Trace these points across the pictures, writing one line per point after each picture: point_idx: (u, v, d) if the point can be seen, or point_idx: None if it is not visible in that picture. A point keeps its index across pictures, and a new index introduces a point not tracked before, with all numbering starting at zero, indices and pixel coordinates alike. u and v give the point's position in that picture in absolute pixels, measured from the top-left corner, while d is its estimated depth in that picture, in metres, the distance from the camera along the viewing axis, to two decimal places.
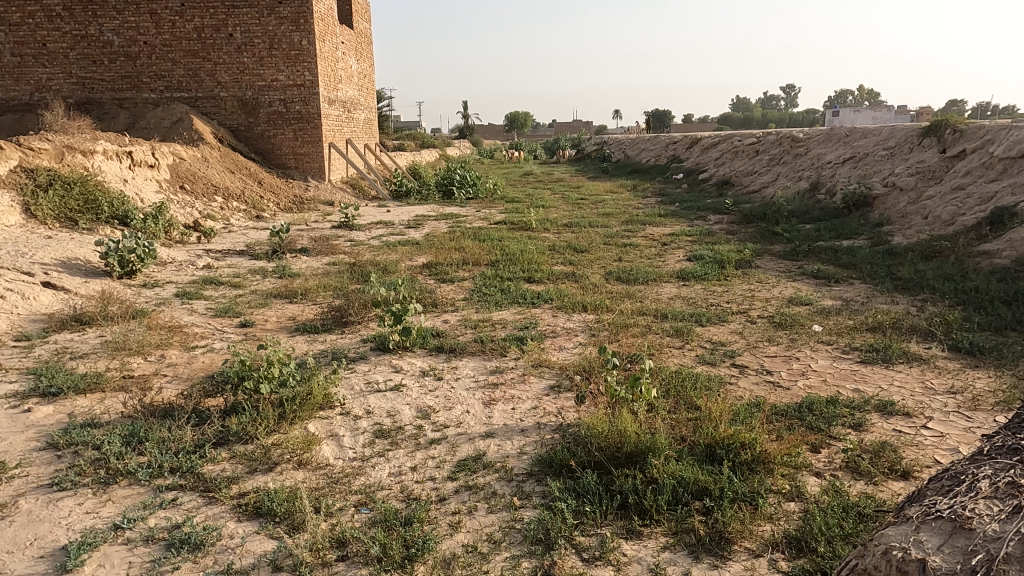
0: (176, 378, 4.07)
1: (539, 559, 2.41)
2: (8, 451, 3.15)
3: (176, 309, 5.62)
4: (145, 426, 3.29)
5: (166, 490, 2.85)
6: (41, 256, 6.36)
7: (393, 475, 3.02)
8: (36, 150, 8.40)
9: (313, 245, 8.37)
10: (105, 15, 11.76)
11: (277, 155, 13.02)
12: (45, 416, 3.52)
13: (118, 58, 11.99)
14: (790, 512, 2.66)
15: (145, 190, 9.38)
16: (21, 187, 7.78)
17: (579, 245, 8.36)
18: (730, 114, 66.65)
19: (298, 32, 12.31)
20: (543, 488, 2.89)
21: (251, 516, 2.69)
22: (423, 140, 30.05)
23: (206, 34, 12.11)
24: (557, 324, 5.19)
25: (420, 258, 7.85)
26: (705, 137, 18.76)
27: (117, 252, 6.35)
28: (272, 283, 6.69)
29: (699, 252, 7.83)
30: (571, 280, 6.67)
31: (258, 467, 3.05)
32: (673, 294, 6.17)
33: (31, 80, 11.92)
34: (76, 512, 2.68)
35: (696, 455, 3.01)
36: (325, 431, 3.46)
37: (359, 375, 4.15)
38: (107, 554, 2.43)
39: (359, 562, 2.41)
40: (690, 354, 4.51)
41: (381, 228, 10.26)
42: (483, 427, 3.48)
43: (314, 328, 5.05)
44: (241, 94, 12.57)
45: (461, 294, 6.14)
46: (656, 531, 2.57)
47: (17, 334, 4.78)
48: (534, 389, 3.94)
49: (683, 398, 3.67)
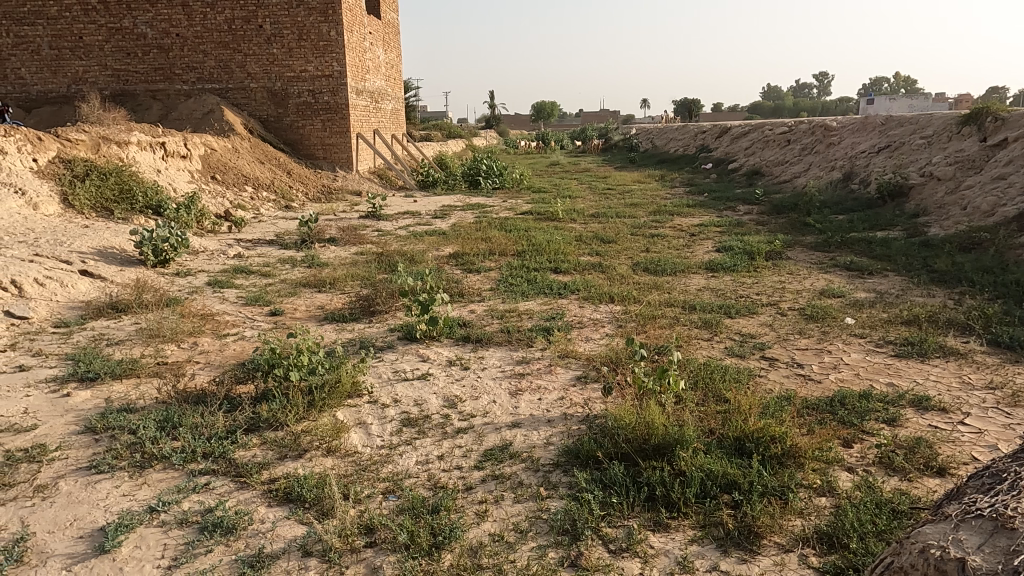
0: (208, 365, 4.16)
1: (565, 550, 2.41)
2: (49, 434, 3.25)
3: (207, 298, 5.72)
4: (178, 411, 3.37)
5: (198, 474, 2.91)
6: (79, 245, 6.53)
7: (420, 463, 3.04)
8: (73, 142, 8.63)
9: (341, 235, 8.45)
10: (139, 7, 11.95)
11: (306, 145, 13.15)
12: (83, 400, 3.62)
13: (151, 50, 12.22)
14: (821, 507, 2.62)
15: (178, 180, 9.56)
16: (60, 177, 8.00)
17: (606, 236, 8.32)
18: (762, 103, 65.25)
19: (326, 23, 12.34)
20: (569, 478, 2.89)
21: (281, 501, 2.73)
22: (450, 130, 30.03)
23: (236, 26, 12.24)
24: (583, 315, 5.17)
25: (446, 248, 7.86)
26: (735, 126, 18.46)
27: (151, 241, 6.49)
28: (300, 273, 6.77)
29: (728, 243, 7.74)
30: (597, 270, 6.63)
31: (287, 454, 3.09)
32: (701, 284, 6.12)
33: (68, 72, 12.20)
34: (113, 495, 2.76)
35: (724, 448, 2.97)
36: (353, 419, 3.50)
37: (387, 364, 4.19)
38: (143, 536, 2.49)
39: (387, 549, 2.43)
40: (719, 346, 4.47)
41: (406, 218, 10.29)
42: (510, 417, 3.48)
43: (342, 316, 5.10)
44: (270, 85, 12.68)
45: (486, 284, 6.13)
46: (683, 524, 2.55)
47: (56, 320, 4.92)
48: (560, 379, 3.93)
49: (711, 391, 3.63)
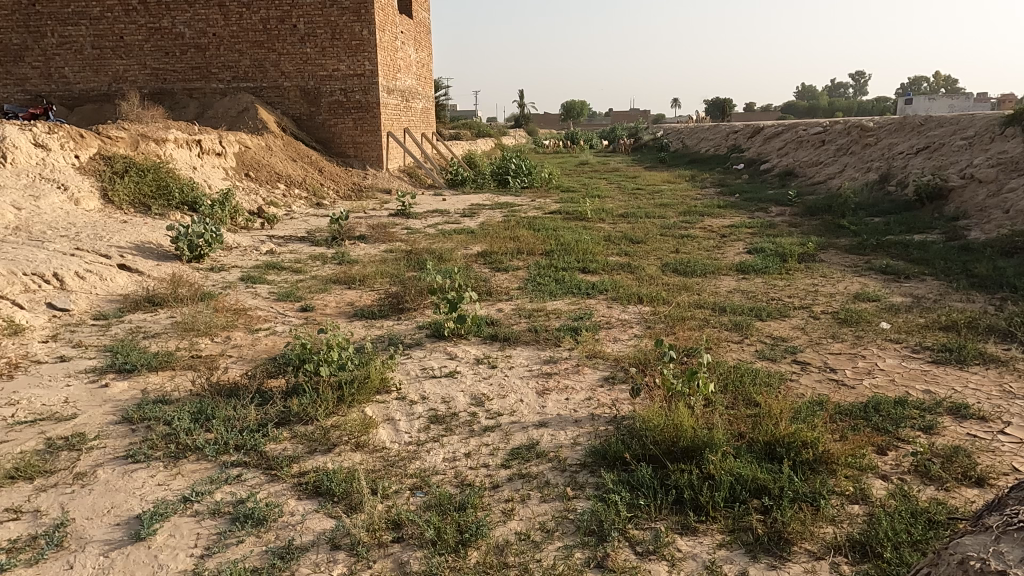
0: (240, 359, 4.24)
1: (592, 550, 2.40)
2: (89, 423, 3.34)
3: (240, 293, 5.83)
4: (212, 404, 3.45)
5: (231, 466, 2.96)
6: (118, 239, 6.70)
7: (447, 460, 3.06)
8: (113, 139, 8.86)
9: (371, 232, 8.54)
10: (177, 7, 12.22)
11: (337, 144, 13.29)
12: (121, 391, 3.72)
13: (189, 50, 12.47)
14: (853, 515, 2.57)
15: (213, 177, 9.75)
16: (100, 173, 8.22)
17: (634, 236, 8.28)
18: (796, 102, 64.15)
19: (359, 22, 12.44)
20: (596, 479, 2.87)
21: (311, 495, 2.77)
22: (480, 129, 30.10)
23: (271, 25, 12.43)
24: (611, 315, 5.15)
25: (475, 246, 7.89)
26: (768, 126, 18.17)
27: (186, 236, 6.62)
28: (331, 269, 6.85)
29: (759, 245, 7.62)
30: (626, 270, 6.60)
31: (317, 448, 3.13)
32: (731, 286, 6.04)
33: (109, 71, 12.51)
34: (149, 484, 2.82)
35: (754, 452, 2.94)
36: (381, 414, 3.53)
37: (415, 361, 4.22)
38: (177, 525, 2.55)
39: (413, 544, 2.45)
40: (749, 349, 4.40)
41: (435, 216, 10.36)
42: (537, 417, 3.48)
43: (371, 313, 5.15)
44: (304, 84, 12.85)
45: (514, 283, 6.13)
46: (712, 528, 2.53)
47: (95, 313, 5.06)
48: (588, 379, 3.92)
49: (742, 394, 3.59)
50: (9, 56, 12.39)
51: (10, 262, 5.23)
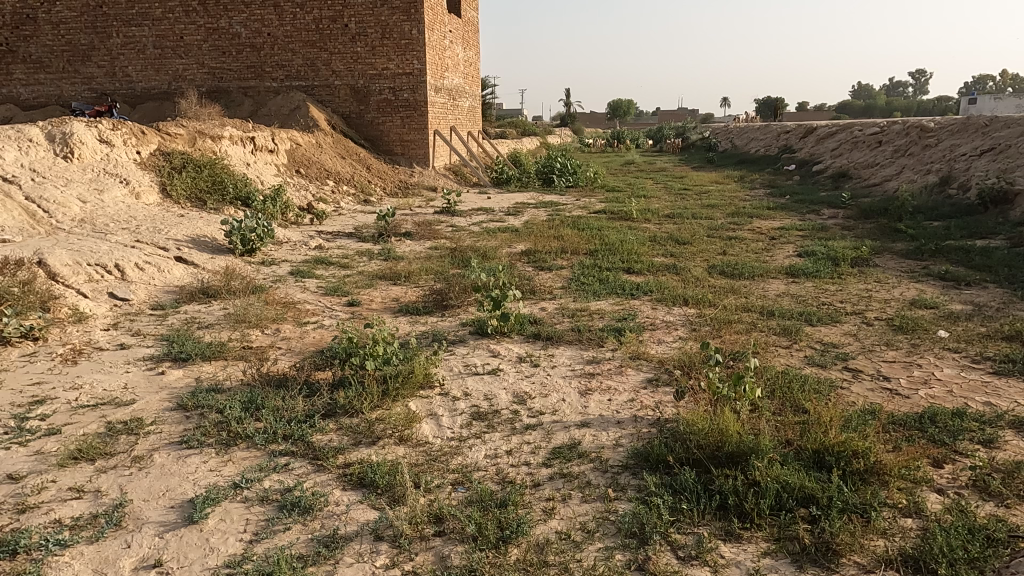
0: (289, 351, 4.34)
1: (633, 553, 2.39)
2: (146, 408, 3.48)
3: (290, 286, 5.97)
4: (261, 394, 3.55)
5: (279, 455, 3.04)
6: (175, 233, 6.94)
7: (488, 457, 3.07)
8: (172, 136, 9.19)
9: (416, 229, 8.64)
10: (235, 8, 12.59)
11: (385, 141, 13.48)
12: (176, 378, 3.86)
13: (245, 49, 12.84)
14: (906, 529, 2.49)
15: (265, 173, 10.02)
16: (160, 169, 8.54)
17: (681, 236, 8.17)
18: (853, 100, 62.08)
19: (408, 22, 12.58)
20: (638, 481, 2.85)
21: (356, 486, 2.82)
22: (525, 128, 30.14)
23: (323, 25, 12.69)
24: (655, 317, 5.09)
25: (519, 245, 7.91)
26: (822, 126, 17.69)
27: (239, 231, 6.82)
28: (377, 265, 6.96)
29: (810, 248, 7.43)
30: (671, 271, 6.52)
31: (361, 440, 3.19)
32: (780, 290, 5.91)
33: (169, 70, 12.97)
34: (202, 469, 2.92)
35: (802, 460, 2.87)
36: (424, 409, 3.57)
37: (458, 357, 4.25)
38: (227, 510, 2.63)
39: (454, 539, 2.48)
40: (798, 354, 4.30)
41: (480, 214, 10.41)
42: (578, 417, 3.47)
43: (416, 309, 5.22)
44: (354, 82, 13.07)
45: (558, 282, 6.13)
46: (756, 535, 2.48)
47: (153, 303, 5.26)
48: (631, 381, 3.88)
49: (790, 400, 3.51)
50: (77, 56, 12.96)
51: (75, 253, 5.47)
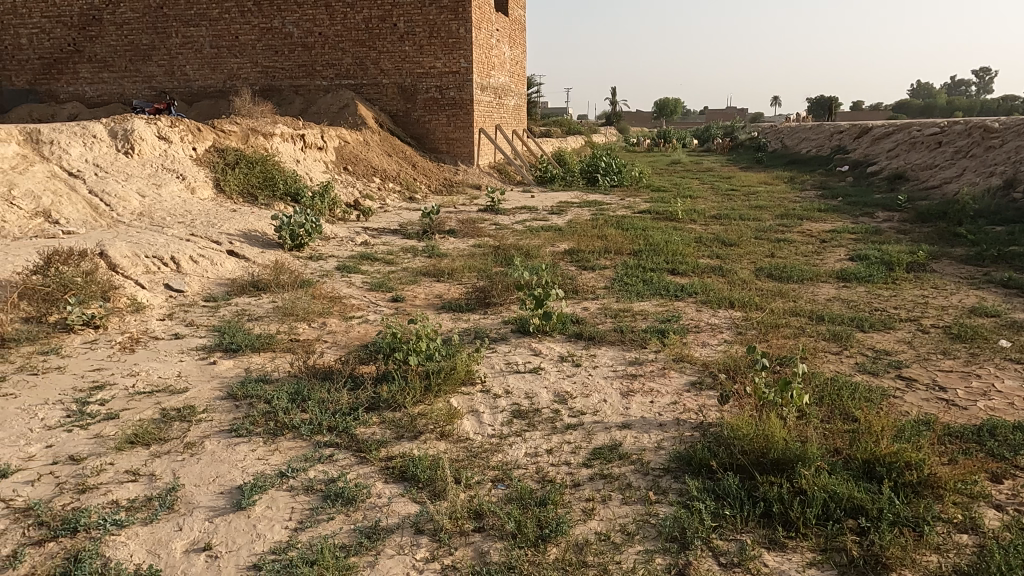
0: (335, 344, 4.43)
1: (673, 557, 2.36)
2: (198, 396, 3.60)
3: (336, 281, 6.09)
4: (308, 386, 3.63)
5: (324, 446, 3.11)
6: (228, 227, 7.15)
7: (528, 455, 3.08)
8: (226, 133, 9.46)
9: (460, 227, 8.69)
10: (288, 8, 12.90)
11: (431, 139, 13.60)
12: (227, 368, 3.98)
13: (296, 49, 13.13)
14: (961, 545, 2.39)
15: (314, 170, 10.23)
16: (214, 165, 8.80)
17: (727, 238, 8.02)
18: (911, 100, 59.85)
19: (456, 21, 12.67)
20: (680, 485, 2.81)
21: (398, 479, 2.86)
22: (570, 127, 30.02)
23: (373, 24, 12.88)
24: (700, 319, 5.02)
25: (562, 244, 7.89)
26: (878, 126, 17.14)
27: (288, 226, 6.99)
28: (421, 262, 7.04)
29: (863, 252, 7.21)
30: (717, 273, 6.41)
31: (403, 434, 3.24)
32: (830, 294, 5.75)
33: (224, 69, 13.36)
34: (250, 457, 3.01)
35: (851, 470, 2.79)
36: (466, 406, 3.60)
37: (500, 355, 4.27)
38: (274, 497, 2.70)
39: (494, 536, 2.49)
40: (848, 361, 4.18)
41: (524, 213, 10.41)
42: (620, 418, 3.44)
43: (459, 307, 5.26)
44: (401, 81, 13.23)
45: (600, 282, 6.09)
46: (801, 545, 2.42)
47: (206, 295, 5.43)
48: (674, 384, 3.84)
49: (839, 408, 3.41)
50: (138, 56, 13.46)
51: (134, 246, 5.69)
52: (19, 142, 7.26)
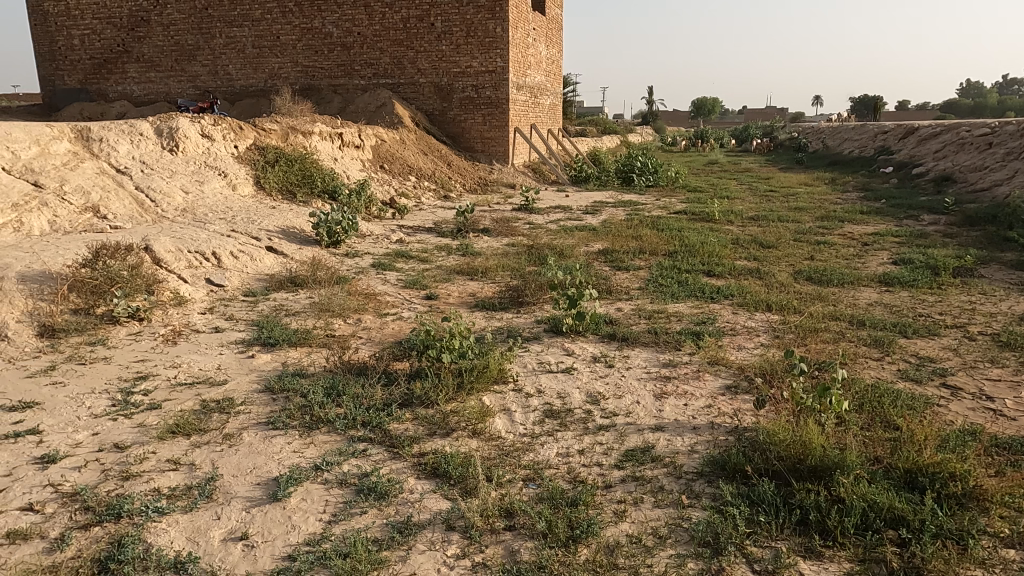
0: (369, 340, 4.48)
1: (706, 562, 2.33)
2: (237, 389, 3.68)
3: (371, 278, 6.16)
4: (343, 381, 3.68)
5: (357, 440, 3.15)
6: (267, 224, 7.29)
7: (560, 456, 3.07)
8: (266, 131, 9.64)
9: (495, 226, 8.71)
10: (328, 9, 13.10)
11: (466, 138, 13.66)
12: (265, 362, 4.06)
13: (336, 48, 13.32)
14: (1009, 560, 2.31)
15: (351, 168, 10.36)
16: (255, 162, 8.98)
17: (765, 240, 7.88)
18: (960, 100, 57.98)
19: (493, 20, 12.70)
20: (713, 490, 2.78)
21: (429, 475, 2.88)
22: (606, 126, 29.85)
23: (411, 24, 13.00)
24: (736, 322, 4.94)
25: (597, 244, 7.85)
26: (925, 126, 16.65)
27: (326, 223, 7.09)
28: (455, 260, 7.07)
29: (907, 256, 7.01)
30: (754, 275, 6.31)
31: (436, 431, 3.26)
32: (872, 299, 5.61)
33: (266, 68, 13.62)
34: (286, 450, 3.06)
35: (892, 479, 2.71)
36: (498, 404, 3.60)
37: (532, 354, 4.27)
38: (309, 490, 2.75)
39: (524, 535, 2.49)
40: (890, 368, 4.07)
41: (558, 212, 10.39)
42: (653, 420, 3.41)
43: (492, 305, 5.27)
44: (438, 80, 13.31)
45: (635, 283, 6.05)
46: (838, 554, 2.37)
47: (245, 290, 5.54)
48: (708, 387, 3.78)
49: (880, 415, 3.32)
50: (184, 56, 13.81)
51: (177, 241, 5.84)
52: (70, 140, 7.51)
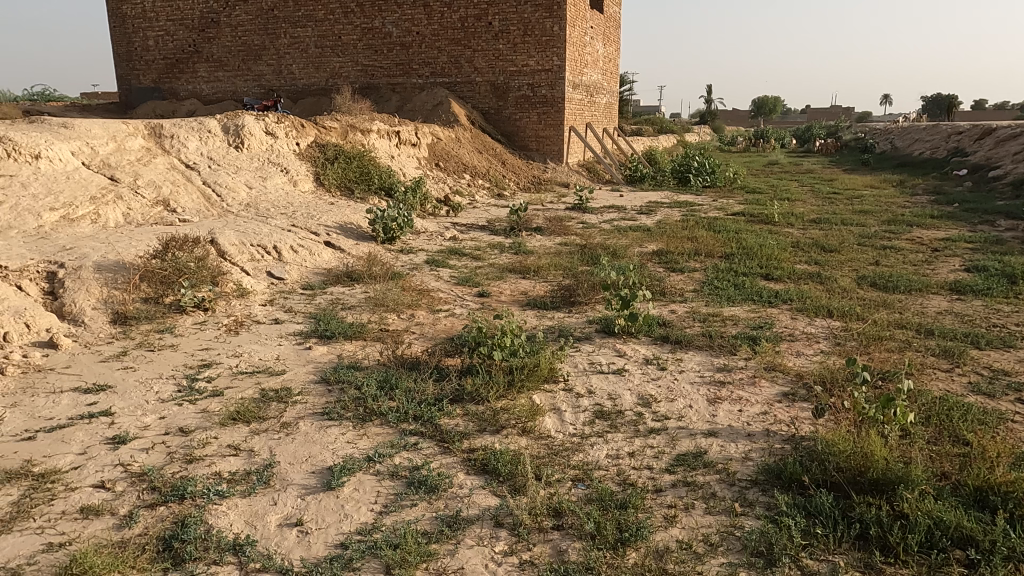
0: (422, 336, 4.54)
1: (758, 573, 2.28)
2: (294, 379, 3.79)
3: (425, 275, 6.24)
4: (396, 375, 3.75)
5: (409, 434, 3.20)
6: (326, 219, 7.47)
7: (610, 457, 3.05)
8: (327, 129, 9.88)
9: (548, 225, 8.70)
10: (388, 9, 13.33)
11: (521, 137, 13.68)
12: (321, 354, 4.16)
13: (395, 48, 13.54)
14: None
15: (407, 166, 10.52)
16: (315, 159, 9.21)
17: (827, 243, 7.63)
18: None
19: (550, 19, 12.67)
20: (768, 499, 2.71)
21: (479, 471, 2.91)
22: (663, 125, 29.41)
23: (469, 23, 13.10)
24: (794, 327, 4.80)
25: (651, 245, 7.75)
26: (1004, 127, 15.79)
27: (382, 219, 7.22)
28: (508, 258, 7.10)
29: (981, 263, 6.67)
30: (815, 279, 6.12)
31: (486, 427, 3.28)
32: (942, 307, 5.36)
33: (327, 68, 13.96)
34: (340, 440, 3.13)
35: (961, 497, 2.59)
36: (548, 403, 3.60)
37: (583, 355, 4.25)
38: (361, 480, 2.80)
39: (572, 535, 2.48)
40: (960, 380, 3.88)
41: (612, 212, 10.31)
42: (705, 425, 3.35)
43: (543, 304, 5.26)
44: (494, 79, 13.37)
45: (689, 285, 5.94)
46: (900, 572, 2.28)
47: (304, 283, 5.70)
48: (764, 394, 3.69)
49: (948, 429, 3.18)
50: (250, 56, 14.28)
51: (241, 235, 6.04)
52: (144, 137, 7.88)
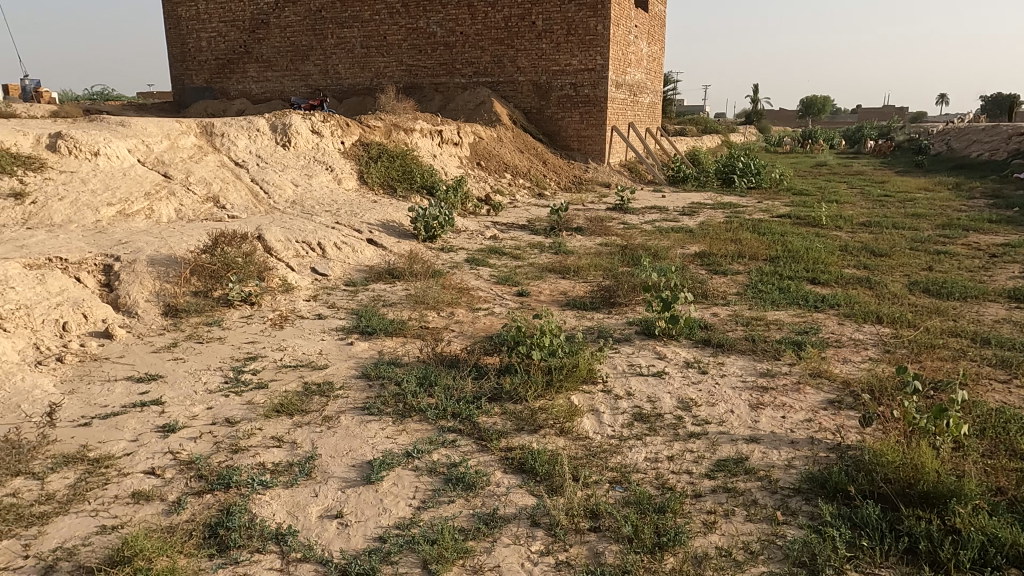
0: (461, 334, 4.57)
1: None
2: (336, 373, 3.86)
3: (465, 273, 6.28)
4: (435, 372, 3.78)
5: (447, 431, 3.22)
6: (369, 217, 7.59)
7: (648, 460, 3.02)
8: (371, 128, 10.02)
9: (588, 225, 8.66)
10: (433, 9, 13.45)
11: (563, 137, 13.64)
12: (362, 350, 4.23)
13: (439, 47, 13.66)
14: None
15: (449, 165, 10.60)
16: (359, 158, 9.35)
17: (877, 247, 7.40)
18: None
19: (594, 18, 12.60)
20: (811, 508, 2.64)
21: (516, 470, 2.91)
22: (707, 125, 28.95)
23: (512, 23, 13.12)
24: (841, 333, 4.67)
25: (693, 246, 7.65)
26: None
27: (424, 218, 7.29)
28: (548, 258, 7.09)
29: None
30: (863, 284, 5.94)
31: (523, 427, 3.28)
32: (999, 315, 5.15)
33: (372, 67, 14.15)
34: (380, 435, 3.18)
35: (1017, 514, 2.48)
36: (586, 404, 3.58)
37: (623, 356, 4.22)
38: (400, 475, 2.84)
39: (609, 537, 2.47)
40: (1018, 392, 3.72)
41: (654, 213, 10.20)
42: (747, 431, 3.29)
43: (583, 305, 5.24)
44: (537, 78, 13.37)
45: (732, 288, 5.84)
46: None
47: (346, 280, 5.79)
48: (809, 400, 3.60)
49: (1005, 442, 3.05)
50: (298, 56, 14.57)
51: (287, 231, 6.17)
52: (196, 135, 8.12)
